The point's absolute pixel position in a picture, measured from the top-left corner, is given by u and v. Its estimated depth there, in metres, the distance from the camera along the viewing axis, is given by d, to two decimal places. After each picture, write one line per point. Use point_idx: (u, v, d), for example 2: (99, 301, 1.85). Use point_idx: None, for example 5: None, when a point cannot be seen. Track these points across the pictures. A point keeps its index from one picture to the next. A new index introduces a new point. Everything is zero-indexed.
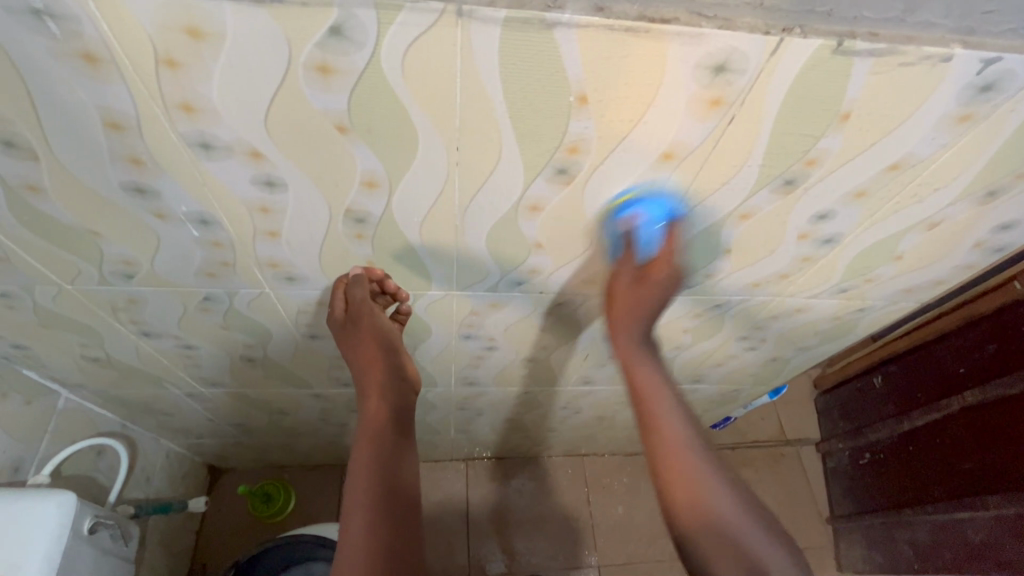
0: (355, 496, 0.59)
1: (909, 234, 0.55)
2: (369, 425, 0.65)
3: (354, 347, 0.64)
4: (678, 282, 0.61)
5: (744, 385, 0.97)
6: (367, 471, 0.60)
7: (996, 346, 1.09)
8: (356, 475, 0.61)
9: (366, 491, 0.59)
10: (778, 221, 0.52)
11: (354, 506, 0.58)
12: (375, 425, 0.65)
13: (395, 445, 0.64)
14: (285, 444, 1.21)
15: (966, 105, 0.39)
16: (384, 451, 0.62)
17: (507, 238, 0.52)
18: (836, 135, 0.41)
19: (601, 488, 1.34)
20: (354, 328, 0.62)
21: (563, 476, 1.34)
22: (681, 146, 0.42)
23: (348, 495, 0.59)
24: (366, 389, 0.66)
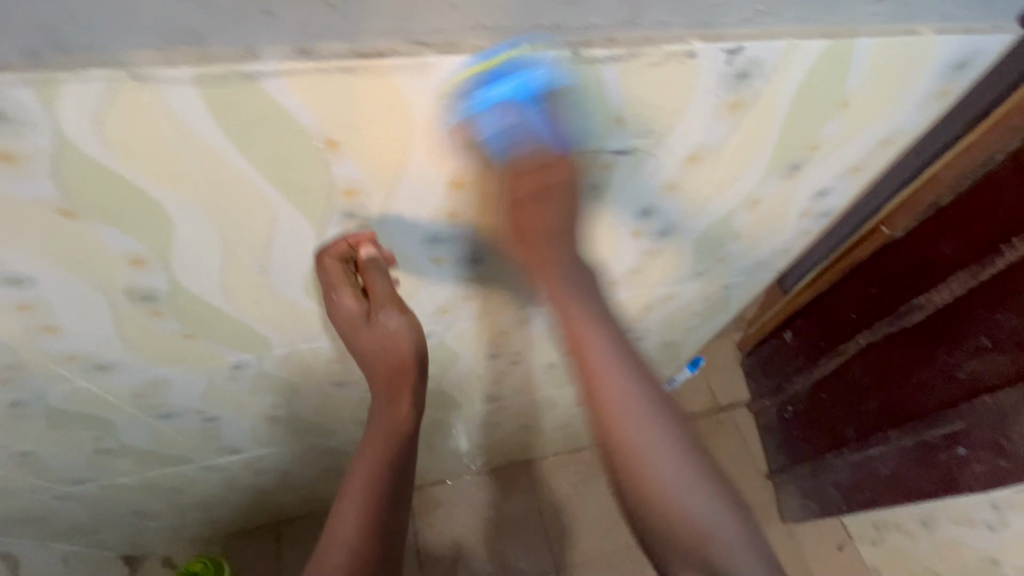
0: (355, 506, 0.47)
1: (737, 214, 0.56)
2: (376, 421, 0.51)
3: (358, 348, 0.50)
4: (534, 295, 0.60)
5: (651, 370, 0.98)
6: (375, 481, 0.49)
7: (878, 288, 1.16)
8: (356, 478, 0.49)
9: (367, 503, 0.48)
10: (606, 224, 0.51)
11: (348, 519, 0.47)
12: (393, 431, 0.51)
13: (408, 454, 0.51)
14: (204, 518, 1.13)
15: (733, 92, 0.39)
16: (395, 459, 0.50)
17: None
18: (620, 138, 0.41)
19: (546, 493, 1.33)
20: (359, 334, 0.49)
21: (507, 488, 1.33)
22: (466, 173, 0.40)
23: (338, 506, 0.48)
24: (386, 382, 0.51)
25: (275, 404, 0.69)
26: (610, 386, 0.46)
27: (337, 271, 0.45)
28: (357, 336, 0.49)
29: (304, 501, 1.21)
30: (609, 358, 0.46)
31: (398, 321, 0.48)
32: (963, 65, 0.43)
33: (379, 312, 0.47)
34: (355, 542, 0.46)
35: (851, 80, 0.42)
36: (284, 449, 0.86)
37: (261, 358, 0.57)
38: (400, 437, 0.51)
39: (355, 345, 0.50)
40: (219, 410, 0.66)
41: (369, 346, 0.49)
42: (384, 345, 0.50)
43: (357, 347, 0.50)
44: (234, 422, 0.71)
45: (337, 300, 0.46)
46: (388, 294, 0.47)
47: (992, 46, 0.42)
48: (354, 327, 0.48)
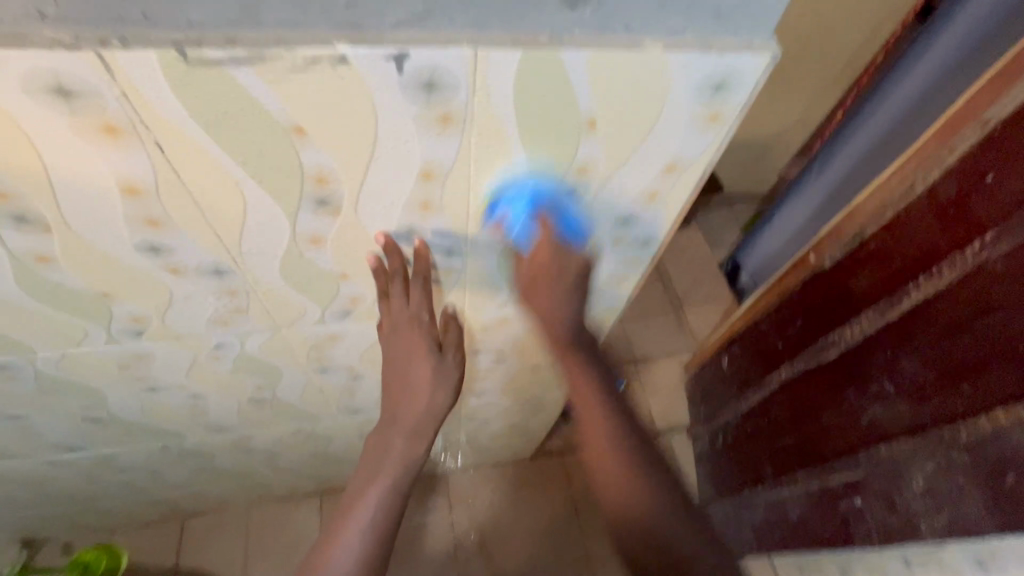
0: (350, 542, 0.50)
1: (530, 238, 0.51)
2: (374, 461, 0.54)
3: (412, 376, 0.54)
4: (325, 312, 0.56)
5: (536, 392, 0.94)
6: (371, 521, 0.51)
7: (802, 320, 1.09)
8: (356, 510, 0.51)
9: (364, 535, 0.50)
10: (365, 241, 0.47)
11: (346, 548, 0.50)
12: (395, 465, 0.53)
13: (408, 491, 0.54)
14: (91, 509, 1.11)
15: (432, 106, 0.35)
16: (399, 496, 0.53)
17: (54, 291, 0.45)
18: (313, 149, 0.37)
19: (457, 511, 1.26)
20: (418, 363, 0.54)
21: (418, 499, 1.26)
22: (138, 180, 0.36)
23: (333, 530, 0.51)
24: (405, 422, 0.54)
25: (86, 406, 0.66)
26: (595, 440, 0.57)
27: (424, 292, 0.52)
28: (409, 365, 0.54)
29: (199, 498, 1.19)
30: (602, 417, 0.57)
31: (457, 371, 0.56)
32: (722, 89, 0.38)
33: (452, 350, 0.56)
34: (351, 568, 0.49)
35: (582, 98, 0.37)
36: (134, 449, 0.83)
37: (30, 360, 0.54)
38: (408, 476, 0.54)
39: (405, 372, 0.54)
40: (21, 409, 0.64)
41: (409, 374, 0.54)
42: (427, 388, 0.54)
43: (407, 375, 0.54)
44: (48, 421, 0.68)
45: (400, 323, 0.53)
46: (460, 342, 0.56)
47: (746, 68, 0.37)
48: (426, 354, 0.54)
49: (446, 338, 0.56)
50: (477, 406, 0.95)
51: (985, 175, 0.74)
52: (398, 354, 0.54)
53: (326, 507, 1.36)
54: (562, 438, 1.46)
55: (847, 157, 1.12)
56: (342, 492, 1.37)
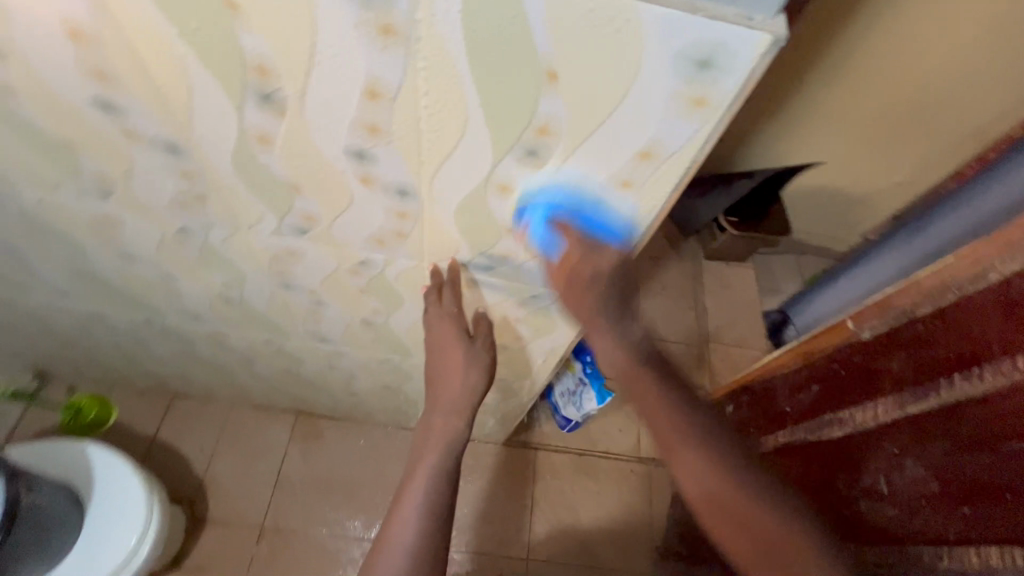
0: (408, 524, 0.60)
1: (489, 199, 0.47)
2: (422, 443, 0.67)
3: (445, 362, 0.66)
4: (282, 223, 0.55)
5: (505, 375, 0.91)
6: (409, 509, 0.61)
7: (818, 388, 0.97)
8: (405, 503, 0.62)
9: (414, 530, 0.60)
10: (314, 155, 0.45)
11: (401, 544, 0.59)
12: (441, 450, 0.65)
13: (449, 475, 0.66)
14: (93, 361, 1.20)
15: (372, 11, 0.32)
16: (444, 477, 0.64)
17: (24, 127, 0.46)
18: (250, 32, 0.34)
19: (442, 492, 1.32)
20: (452, 352, 0.65)
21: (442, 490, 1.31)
22: (80, 23, 0.36)
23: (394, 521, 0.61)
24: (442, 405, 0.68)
25: (70, 256, 0.70)
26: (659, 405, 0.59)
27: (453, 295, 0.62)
28: (448, 354, 0.66)
29: (186, 381, 1.26)
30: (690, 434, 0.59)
31: (487, 355, 0.68)
32: (708, 69, 0.32)
33: (481, 336, 0.67)
34: (411, 548, 0.58)
35: (539, 41, 0.32)
36: (120, 313, 0.88)
37: (15, 194, 0.57)
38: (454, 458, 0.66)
39: (443, 355, 0.66)
40: (15, 241, 0.68)
41: (448, 363, 0.66)
42: (461, 371, 0.67)
43: (443, 363, 0.67)
44: (39, 261, 0.72)
45: (435, 320, 0.63)
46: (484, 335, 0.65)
47: (739, 46, 0.31)
48: (459, 342, 0.65)
49: (476, 330, 0.67)
50: None
51: None
52: (436, 346, 0.66)
53: (299, 427, 1.40)
54: (540, 434, 1.42)
55: None
56: (318, 419, 1.41)
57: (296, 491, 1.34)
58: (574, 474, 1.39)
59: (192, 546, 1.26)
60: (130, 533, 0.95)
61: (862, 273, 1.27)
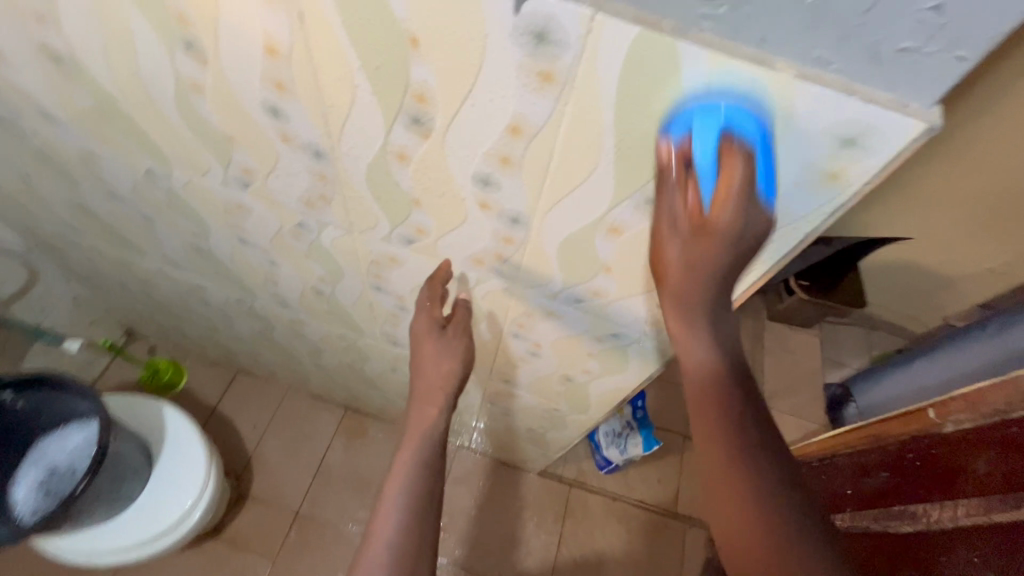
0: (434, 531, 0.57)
1: (596, 235, 0.49)
2: None
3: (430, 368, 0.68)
4: (393, 232, 0.59)
5: (562, 407, 0.91)
6: (416, 471, 0.61)
7: (887, 475, 0.92)
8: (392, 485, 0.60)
9: None
10: (443, 177, 0.48)
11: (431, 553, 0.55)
12: None
13: (433, 461, 0.64)
14: (178, 328, 1.31)
15: (536, 59, 0.35)
16: None
17: (198, 121, 0.53)
18: (421, 65, 0.39)
19: (467, 517, 1.33)
20: (426, 343, 0.68)
21: (461, 513, 1.33)
22: (277, 42, 0.41)
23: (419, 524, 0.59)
24: None
25: (193, 232, 0.77)
26: (712, 456, 0.43)
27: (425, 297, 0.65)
28: (420, 345, 0.68)
29: (254, 360, 1.34)
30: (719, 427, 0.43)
31: (462, 343, 0.68)
32: (852, 146, 0.34)
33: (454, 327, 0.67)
34: None
35: (688, 101, 0.34)
36: (218, 290, 0.96)
37: (167, 174, 0.65)
38: None
39: (422, 344, 0.68)
40: (152, 214, 0.76)
41: None
42: (436, 359, 0.68)
43: None
44: (166, 234, 0.81)
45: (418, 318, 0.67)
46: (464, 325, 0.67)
47: (890, 128, 0.32)
48: (429, 334, 0.67)
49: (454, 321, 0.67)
50: (502, 392, 0.95)
51: None
52: (415, 340, 0.69)
53: (345, 422, 1.45)
54: (577, 471, 1.40)
55: None
56: (364, 416, 1.46)
57: (334, 482, 1.38)
58: (606, 517, 1.35)
59: (232, 519, 1.31)
60: (188, 493, 1.02)
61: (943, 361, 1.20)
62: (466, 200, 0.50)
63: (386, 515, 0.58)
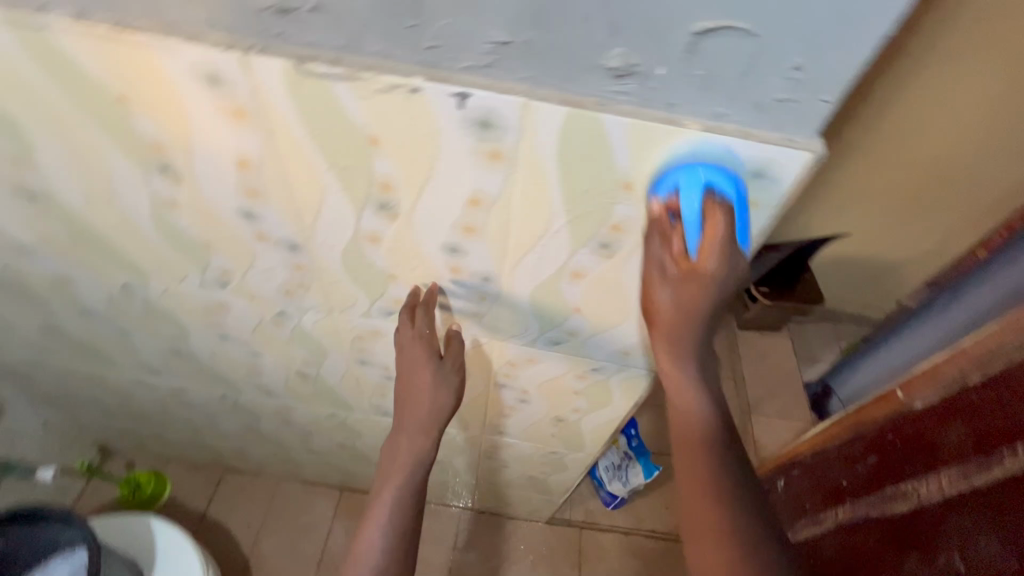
0: None
1: (562, 282, 0.53)
2: None
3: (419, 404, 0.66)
4: (373, 306, 0.62)
5: (558, 448, 0.93)
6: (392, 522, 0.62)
7: (874, 460, 0.96)
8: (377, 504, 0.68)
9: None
10: (415, 251, 0.52)
11: None
12: None
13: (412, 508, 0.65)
14: (157, 436, 1.27)
15: (483, 141, 0.40)
16: None
17: (174, 233, 0.56)
18: (383, 159, 0.43)
19: None
20: (421, 371, 0.64)
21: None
22: (249, 155, 0.45)
23: None
24: None
25: (172, 337, 0.78)
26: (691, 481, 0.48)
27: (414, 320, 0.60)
28: (416, 374, 0.64)
29: (241, 456, 1.30)
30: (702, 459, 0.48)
31: (457, 375, 0.66)
32: (760, 177, 0.39)
33: (451, 357, 0.64)
34: None
35: (620, 160, 0.40)
36: (200, 390, 0.95)
37: (143, 286, 0.66)
38: None
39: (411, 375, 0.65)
40: (128, 326, 0.77)
41: None
42: (430, 392, 0.65)
43: None
44: (144, 343, 0.81)
45: (406, 341, 0.62)
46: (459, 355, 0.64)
47: (786, 160, 0.38)
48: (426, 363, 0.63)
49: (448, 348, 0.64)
50: (498, 444, 0.96)
51: None
52: (406, 368, 0.64)
53: (343, 503, 1.41)
54: (585, 512, 1.38)
55: None
56: (362, 494, 1.42)
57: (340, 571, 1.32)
58: (622, 554, 1.34)
59: None
60: None
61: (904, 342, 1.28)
62: (442, 269, 0.54)
63: (368, 537, 0.66)
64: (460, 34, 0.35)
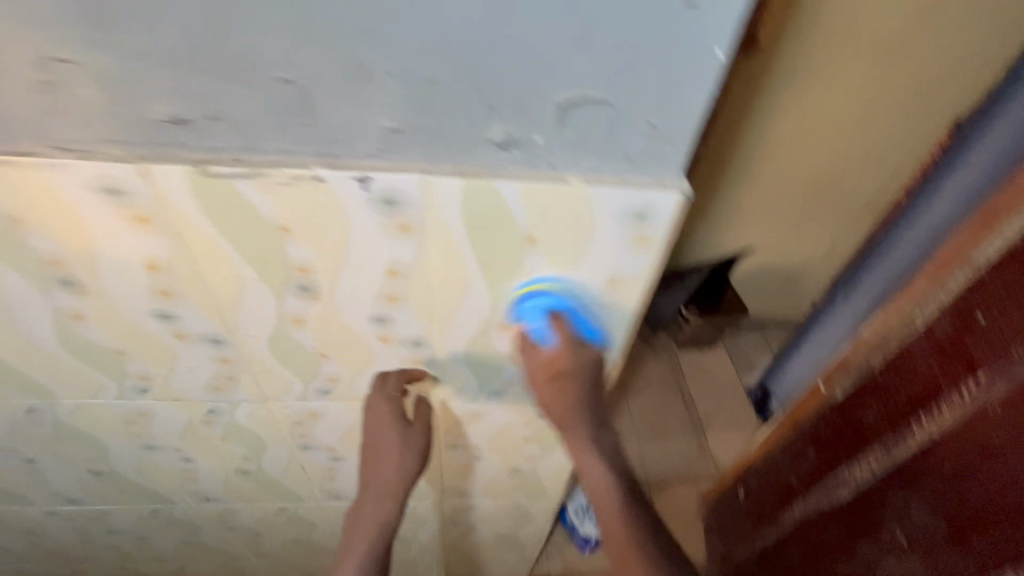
0: None
1: (490, 334, 0.55)
2: None
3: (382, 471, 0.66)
4: (308, 388, 0.61)
5: (521, 499, 0.92)
6: None
7: (813, 452, 1.02)
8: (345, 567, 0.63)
9: None
10: (343, 326, 0.53)
11: None
12: None
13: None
14: (79, 573, 1.12)
15: (392, 217, 0.43)
16: None
17: (82, 345, 0.53)
18: (297, 244, 0.45)
19: None
20: (387, 433, 0.64)
21: None
22: (158, 258, 0.45)
23: None
24: None
25: (89, 456, 0.72)
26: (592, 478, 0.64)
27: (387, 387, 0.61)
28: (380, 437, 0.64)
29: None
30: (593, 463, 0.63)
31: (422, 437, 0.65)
32: (645, 218, 0.44)
33: (420, 421, 0.65)
34: None
35: (520, 218, 0.44)
36: (127, 510, 0.87)
37: (51, 406, 0.62)
38: None
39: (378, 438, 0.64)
40: (37, 453, 0.71)
41: None
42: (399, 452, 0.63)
43: None
44: (56, 469, 0.74)
45: (374, 405, 0.62)
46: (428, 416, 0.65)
47: (662, 201, 0.43)
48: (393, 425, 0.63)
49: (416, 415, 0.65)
50: (461, 506, 0.94)
51: (977, 314, 0.72)
52: (374, 431, 0.64)
53: None
54: (562, 561, 1.35)
55: (927, 224, 1.13)
56: None
57: None
58: None
59: None
60: None
61: (819, 337, 1.39)
62: (373, 339, 0.55)
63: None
64: (355, 126, 0.38)
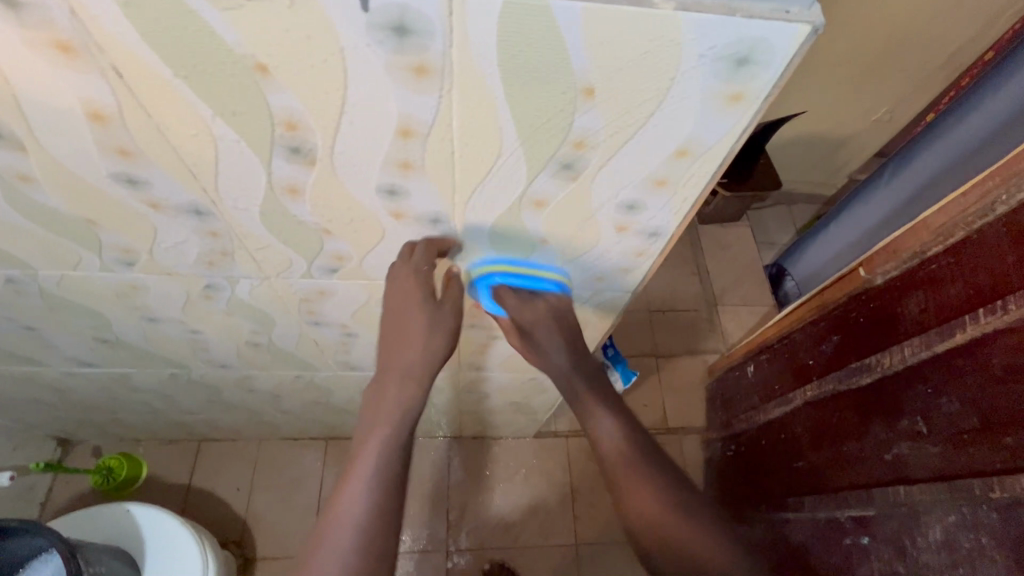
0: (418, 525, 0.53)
1: (522, 212, 0.46)
2: None
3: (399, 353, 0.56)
4: (312, 266, 0.55)
5: (538, 373, 0.91)
6: None
7: (838, 338, 0.99)
8: (359, 454, 0.54)
9: None
10: (346, 198, 0.44)
11: None
12: None
13: None
14: (116, 420, 1.19)
15: (404, 54, 0.32)
16: None
17: (43, 211, 0.45)
18: (279, 89, 0.34)
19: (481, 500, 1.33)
20: (414, 313, 0.54)
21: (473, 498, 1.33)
22: (100, 106, 0.35)
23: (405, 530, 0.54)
24: None
25: (92, 325, 0.68)
26: None
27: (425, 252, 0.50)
28: (404, 318, 0.54)
29: (212, 426, 1.25)
30: None
31: (449, 321, 0.56)
32: (746, 64, 0.33)
33: (451, 300, 0.55)
34: None
35: (576, 59, 0.32)
36: (145, 373, 0.87)
37: (33, 276, 0.56)
38: None
39: (401, 322, 0.54)
40: (36, 322, 0.67)
41: None
42: (422, 337, 0.55)
43: None
44: (61, 336, 0.71)
45: (398, 278, 0.52)
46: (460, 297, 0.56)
47: (780, 37, 0.31)
48: (421, 305, 0.53)
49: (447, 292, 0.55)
50: (477, 377, 0.94)
51: None
52: (394, 308, 0.54)
53: (331, 452, 1.40)
54: (569, 422, 1.43)
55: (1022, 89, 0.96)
56: (348, 440, 1.41)
57: None
58: None
59: None
60: None
61: None
62: (384, 215, 0.47)
63: (353, 490, 0.52)
64: None
